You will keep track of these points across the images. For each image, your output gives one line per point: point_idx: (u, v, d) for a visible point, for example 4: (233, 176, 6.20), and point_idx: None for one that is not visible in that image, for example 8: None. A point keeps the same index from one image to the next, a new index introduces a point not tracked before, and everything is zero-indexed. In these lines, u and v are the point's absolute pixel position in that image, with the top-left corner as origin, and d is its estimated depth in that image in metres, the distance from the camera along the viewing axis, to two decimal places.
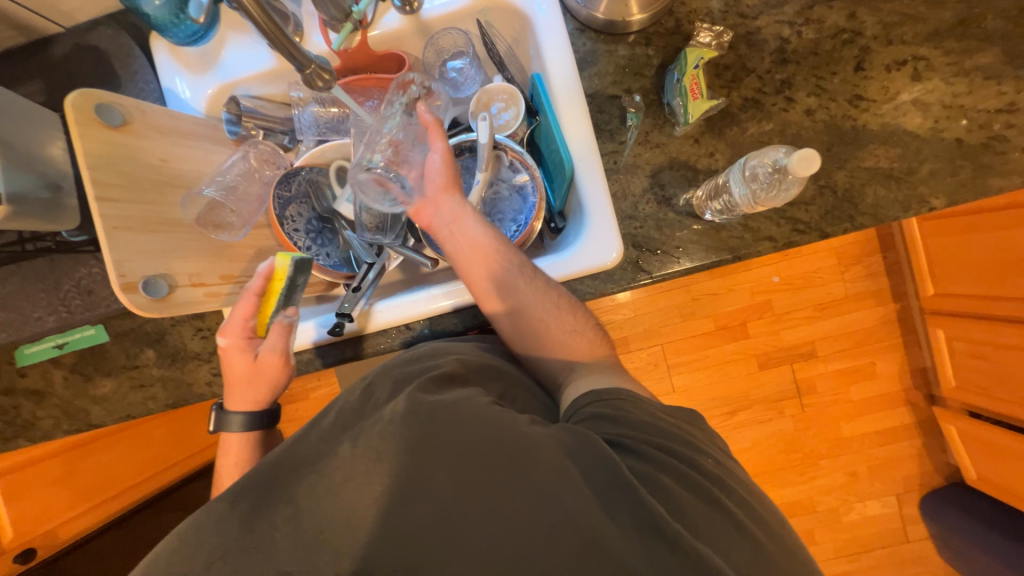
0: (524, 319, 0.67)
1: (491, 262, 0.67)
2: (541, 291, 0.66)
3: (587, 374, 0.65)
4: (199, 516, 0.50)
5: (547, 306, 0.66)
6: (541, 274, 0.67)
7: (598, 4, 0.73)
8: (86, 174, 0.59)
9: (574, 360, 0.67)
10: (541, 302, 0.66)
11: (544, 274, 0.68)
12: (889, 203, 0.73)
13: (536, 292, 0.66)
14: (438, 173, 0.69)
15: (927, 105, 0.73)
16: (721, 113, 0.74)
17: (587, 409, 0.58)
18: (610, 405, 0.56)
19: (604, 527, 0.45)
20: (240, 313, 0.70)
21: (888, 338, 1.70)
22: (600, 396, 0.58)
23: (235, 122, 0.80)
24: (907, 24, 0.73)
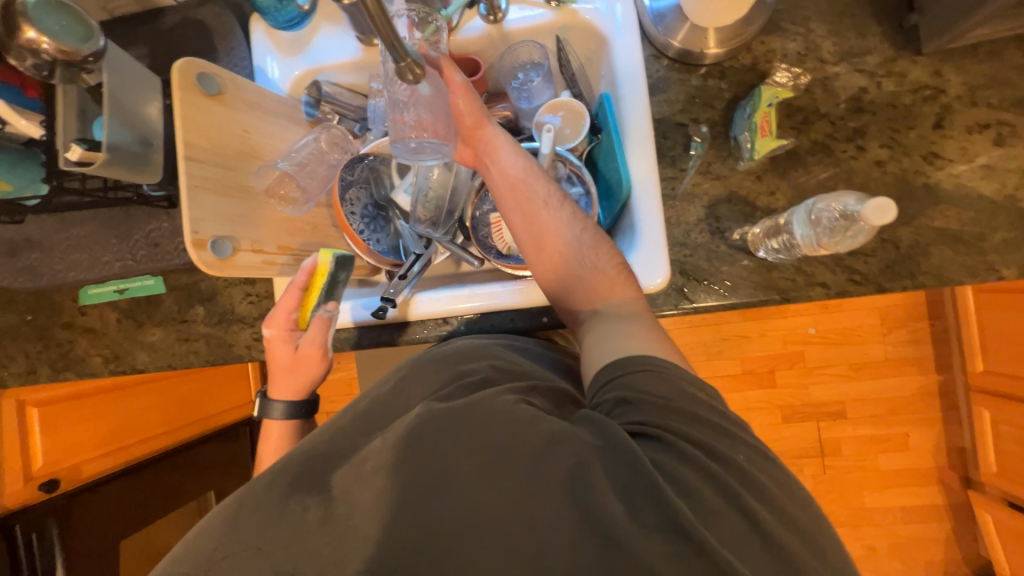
0: (550, 252, 0.67)
1: (517, 191, 0.68)
2: (567, 222, 0.67)
3: (611, 337, 0.59)
4: (239, 495, 0.53)
5: (572, 237, 0.66)
6: (568, 206, 0.68)
7: (677, 32, 0.74)
8: (180, 135, 0.64)
9: (603, 305, 0.64)
10: (560, 231, 0.67)
11: (570, 206, 0.68)
12: (955, 266, 0.71)
13: (562, 222, 0.67)
14: (464, 107, 0.69)
15: (1007, 172, 0.70)
16: (787, 154, 0.74)
17: (608, 392, 0.54)
18: (632, 382, 0.53)
19: (624, 523, 0.43)
20: (284, 306, 0.73)
21: (926, 409, 1.61)
22: (618, 370, 0.55)
23: (314, 105, 0.83)
24: (996, 87, 0.71)
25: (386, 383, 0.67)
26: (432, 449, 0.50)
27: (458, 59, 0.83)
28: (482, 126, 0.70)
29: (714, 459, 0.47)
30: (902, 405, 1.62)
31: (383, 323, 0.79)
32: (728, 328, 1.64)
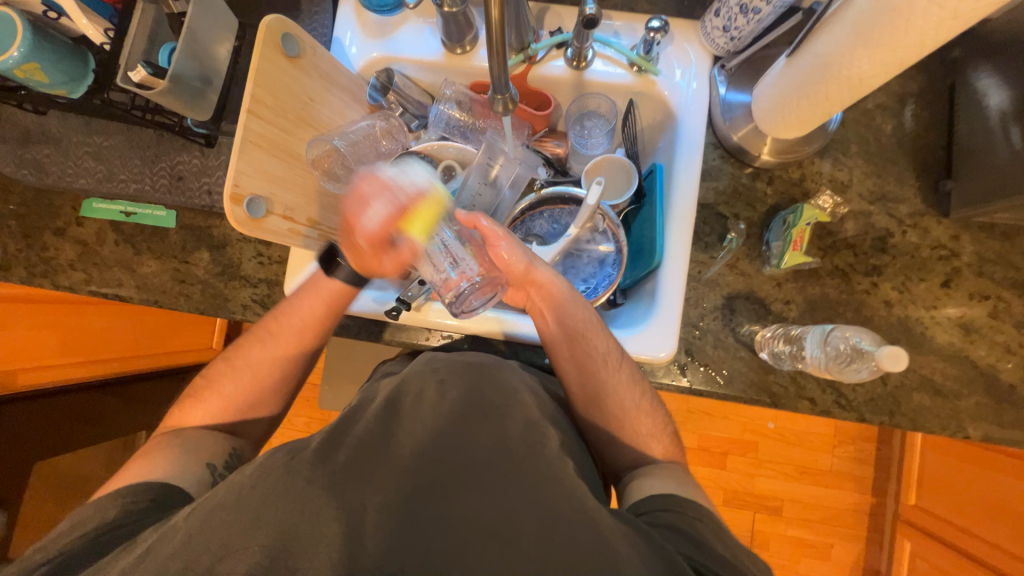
0: (600, 405, 0.70)
1: (575, 344, 0.71)
2: (623, 384, 0.70)
3: (655, 473, 0.64)
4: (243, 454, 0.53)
5: (625, 399, 0.70)
6: (627, 367, 0.70)
7: (739, 129, 0.79)
8: (250, 87, 0.64)
9: (635, 437, 0.69)
10: (622, 393, 0.70)
11: (631, 366, 0.71)
12: (930, 415, 0.75)
13: (618, 384, 0.70)
14: (512, 259, 0.71)
15: (993, 341, 0.76)
16: (810, 270, 0.78)
17: (663, 516, 0.57)
18: (683, 519, 0.56)
19: None
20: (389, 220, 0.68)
21: (854, 526, 1.68)
22: (675, 505, 0.58)
23: (379, 91, 0.82)
24: (1002, 264, 0.78)
25: (420, 381, 0.65)
26: (464, 482, 0.53)
27: (530, 90, 0.85)
28: (531, 273, 0.72)
29: None
30: (835, 517, 1.68)
31: (390, 322, 0.79)
32: (696, 402, 1.69)
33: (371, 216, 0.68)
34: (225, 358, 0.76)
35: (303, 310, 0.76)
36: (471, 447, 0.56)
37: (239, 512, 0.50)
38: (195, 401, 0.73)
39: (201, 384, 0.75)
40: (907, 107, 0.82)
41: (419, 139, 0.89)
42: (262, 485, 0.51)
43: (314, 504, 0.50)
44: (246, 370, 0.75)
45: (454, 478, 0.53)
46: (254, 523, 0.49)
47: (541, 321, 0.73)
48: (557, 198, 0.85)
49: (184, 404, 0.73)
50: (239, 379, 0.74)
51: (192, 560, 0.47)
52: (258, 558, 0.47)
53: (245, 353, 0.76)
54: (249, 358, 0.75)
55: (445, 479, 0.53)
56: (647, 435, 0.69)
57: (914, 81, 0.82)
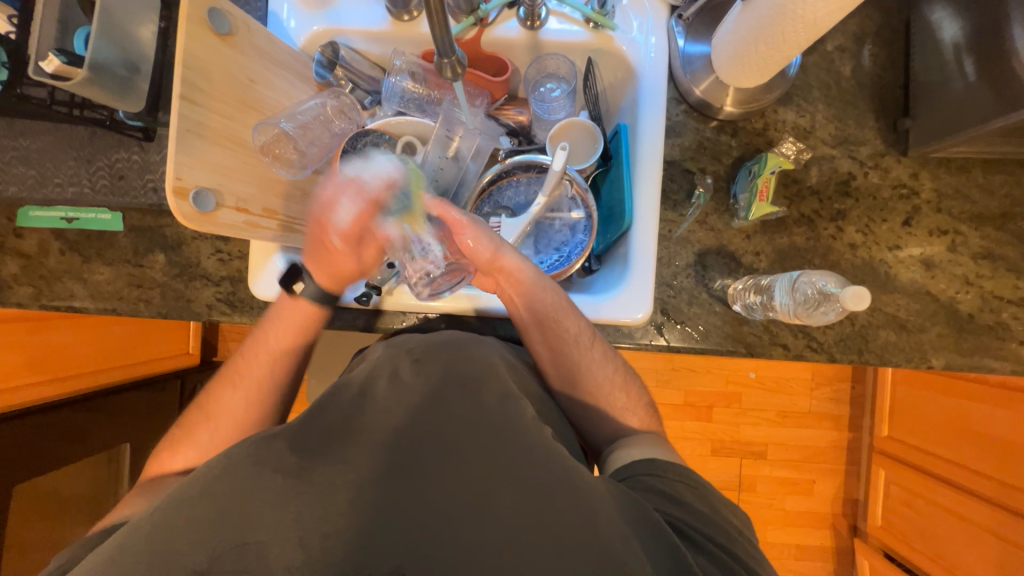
0: (576, 383, 0.72)
1: (546, 329, 0.71)
2: (597, 360, 0.71)
3: (633, 443, 0.65)
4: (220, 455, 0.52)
5: (599, 373, 0.71)
6: (599, 344, 0.72)
7: (700, 82, 0.77)
8: (178, 70, 0.59)
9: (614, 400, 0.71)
10: (596, 370, 0.71)
11: (603, 343, 0.72)
12: (896, 349, 0.78)
13: (591, 361, 0.71)
14: (480, 244, 0.70)
15: (952, 274, 0.79)
16: (777, 220, 0.79)
17: (644, 479, 0.58)
18: (666, 483, 0.57)
19: None
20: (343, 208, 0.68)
21: (834, 462, 1.77)
22: (657, 469, 0.59)
23: (327, 66, 0.79)
24: (959, 199, 0.79)
25: (395, 362, 0.64)
26: (446, 454, 0.53)
27: (484, 56, 0.81)
28: (498, 259, 0.71)
29: (695, 536, 0.52)
30: (816, 455, 1.76)
31: (363, 308, 0.78)
32: (679, 360, 1.73)
33: (344, 215, 0.68)
34: (196, 409, 0.73)
35: (270, 339, 0.75)
36: (453, 425, 0.56)
37: (220, 513, 0.49)
38: (172, 449, 0.70)
39: (181, 427, 0.72)
40: (865, 47, 0.81)
41: (374, 116, 0.85)
42: (241, 480, 0.51)
43: (294, 491, 0.50)
44: (222, 417, 0.72)
45: (438, 454, 0.53)
46: (239, 517, 0.49)
47: (512, 305, 0.73)
48: (521, 167, 0.83)
49: (160, 454, 0.70)
50: (218, 427, 0.71)
51: (177, 560, 0.46)
52: (245, 553, 0.47)
53: (217, 400, 0.73)
54: (221, 403, 0.73)
55: (426, 454, 0.54)
56: (623, 407, 0.71)
57: (871, 20, 0.81)
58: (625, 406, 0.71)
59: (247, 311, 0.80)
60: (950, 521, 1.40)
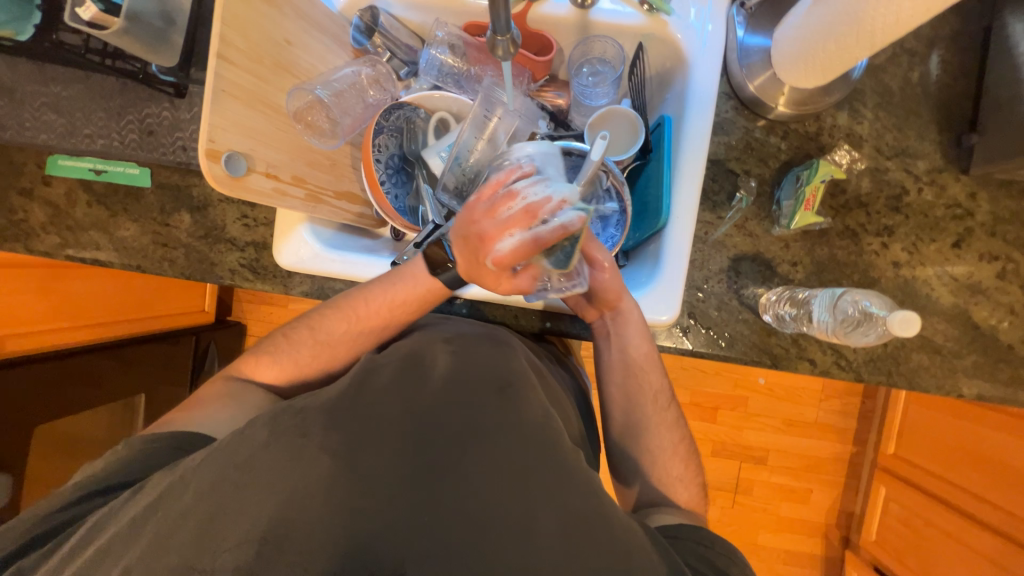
0: (638, 438, 0.73)
1: (629, 377, 0.74)
2: (668, 423, 0.73)
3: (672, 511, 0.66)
4: None
5: (665, 438, 0.72)
6: (673, 409, 0.74)
7: (756, 78, 0.73)
8: (217, 26, 0.56)
9: (664, 465, 0.71)
10: (664, 433, 0.73)
11: (676, 410, 0.75)
12: (927, 375, 0.76)
13: (663, 422, 0.73)
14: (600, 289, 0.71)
15: (997, 303, 0.76)
16: (819, 231, 0.76)
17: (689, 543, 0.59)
18: (708, 551, 0.58)
19: None
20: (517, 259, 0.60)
21: (836, 474, 1.76)
22: (705, 539, 0.59)
23: (364, 33, 0.77)
24: (1016, 224, 0.75)
25: (433, 351, 0.67)
26: (472, 449, 0.54)
27: (529, 33, 0.78)
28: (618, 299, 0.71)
29: None
30: (817, 465, 1.75)
31: None
32: (691, 360, 1.71)
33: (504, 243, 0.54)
34: (305, 325, 0.73)
35: (395, 296, 0.71)
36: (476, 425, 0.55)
37: (236, 483, 0.50)
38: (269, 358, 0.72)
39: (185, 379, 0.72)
40: (936, 52, 0.76)
41: (409, 88, 0.83)
42: (258, 454, 0.52)
43: (309, 469, 0.51)
44: (327, 347, 0.72)
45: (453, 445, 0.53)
46: (253, 489, 0.49)
47: (605, 345, 0.75)
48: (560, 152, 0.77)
49: (257, 359, 0.72)
50: (320, 352, 0.72)
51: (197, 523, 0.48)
52: (257, 525, 0.48)
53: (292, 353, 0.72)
54: (330, 328, 0.72)
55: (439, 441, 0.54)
56: (677, 478, 0.70)
57: (947, 23, 0.75)
58: (674, 473, 0.71)
59: (269, 279, 0.79)
60: (949, 546, 1.39)
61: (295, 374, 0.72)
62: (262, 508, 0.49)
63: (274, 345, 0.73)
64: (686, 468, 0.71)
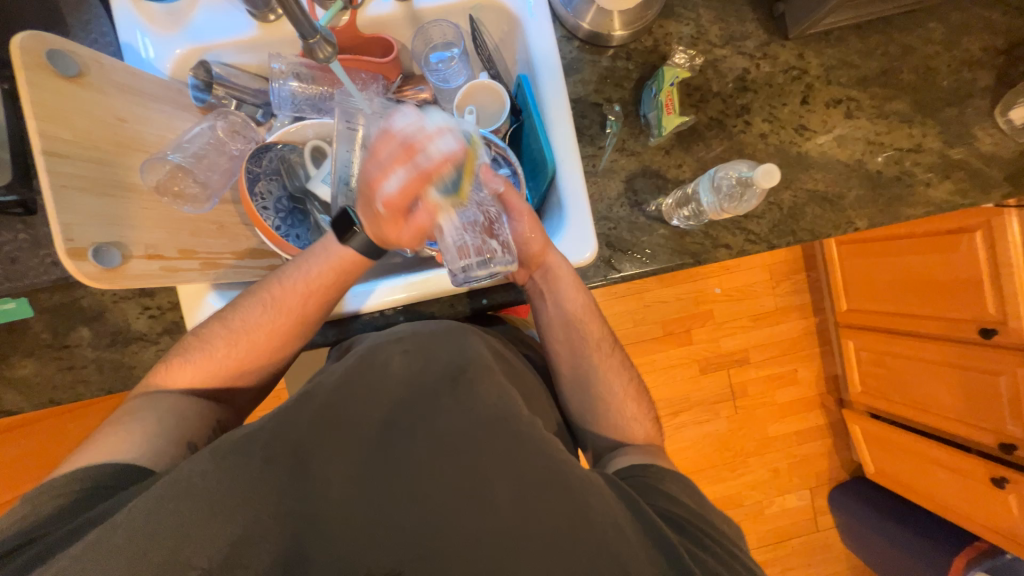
0: (588, 386, 0.76)
1: (569, 329, 0.77)
2: (614, 367, 0.77)
3: (630, 452, 0.71)
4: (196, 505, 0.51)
5: (613, 381, 0.76)
6: (616, 353, 0.78)
7: (585, 15, 0.77)
8: (33, 124, 0.54)
9: (616, 407, 0.75)
10: (611, 379, 0.76)
11: (619, 353, 0.79)
12: (824, 222, 0.83)
13: (609, 367, 0.77)
14: (530, 238, 0.71)
15: (855, 140, 0.84)
16: (689, 130, 0.81)
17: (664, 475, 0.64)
18: (676, 486, 0.63)
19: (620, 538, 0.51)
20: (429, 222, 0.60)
21: (809, 346, 1.88)
22: (673, 476, 0.64)
23: (204, 89, 0.75)
24: (843, 68, 0.84)
25: (383, 350, 0.64)
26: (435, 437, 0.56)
27: (366, 39, 0.79)
28: (545, 253, 0.73)
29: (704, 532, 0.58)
30: (791, 346, 1.87)
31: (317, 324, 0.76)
32: (648, 294, 1.79)
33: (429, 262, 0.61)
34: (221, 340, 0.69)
35: (310, 276, 0.69)
36: (441, 419, 0.57)
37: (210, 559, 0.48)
38: (197, 378, 0.69)
39: None
40: None
41: (271, 128, 0.83)
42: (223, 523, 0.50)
43: None
44: (245, 338, 0.69)
45: None
46: None
47: (542, 301, 0.77)
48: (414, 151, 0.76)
49: (194, 384, 0.69)
50: (242, 341, 0.69)
51: None
52: None
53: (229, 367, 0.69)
54: (246, 317, 0.69)
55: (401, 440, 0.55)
56: (631, 418, 0.75)
57: None
58: (629, 414, 0.75)
59: None
60: (918, 368, 1.53)
61: (223, 372, 0.69)
62: (260, 561, 0.50)
63: (187, 349, 0.69)
64: (638, 406, 0.76)
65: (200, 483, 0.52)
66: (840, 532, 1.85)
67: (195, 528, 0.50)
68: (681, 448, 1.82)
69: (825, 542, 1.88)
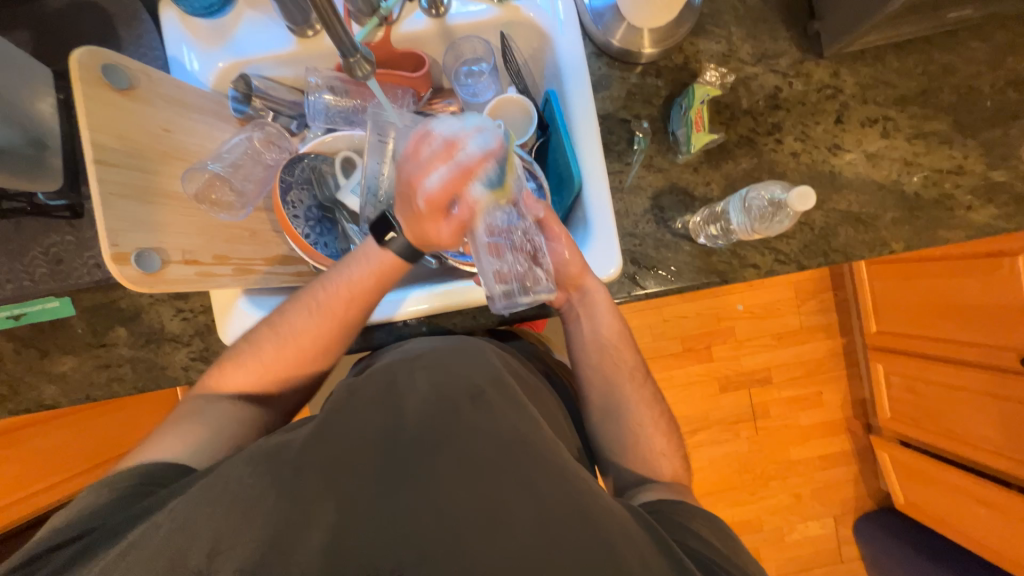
0: (617, 415, 0.76)
1: (604, 355, 0.77)
2: (646, 399, 0.76)
3: (654, 488, 0.69)
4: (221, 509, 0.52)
5: (643, 415, 0.75)
6: (649, 385, 0.78)
7: (615, 32, 0.78)
8: (87, 134, 0.56)
9: (645, 441, 0.74)
10: (642, 410, 0.75)
11: (650, 387, 0.79)
12: (858, 244, 0.81)
13: (641, 399, 0.76)
14: (567, 262, 0.72)
15: (892, 160, 0.82)
16: (718, 147, 0.81)
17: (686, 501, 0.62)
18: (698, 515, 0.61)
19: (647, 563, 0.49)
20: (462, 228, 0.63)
21: (836, 368, 1.82)
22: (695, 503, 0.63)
23: (243, 101, 0.77)
24: (880, 87, 0.82)
25: (407, 369, 0.66)
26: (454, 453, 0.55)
27: (398, 54, 0.81)
28: (583, 276, 0.74)
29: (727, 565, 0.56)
30: (817, 367, 1.81)
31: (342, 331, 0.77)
32: (669, 310, 1.76)
33: (469, 275, 0.63)
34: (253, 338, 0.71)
35: (352, 279, 0.70)
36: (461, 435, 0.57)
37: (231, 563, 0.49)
38: (226, 380, 0.71)
39: None
40: None
41: (305, 138, 0.86)
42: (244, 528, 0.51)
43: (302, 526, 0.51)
44: (281, 363, 0.71)
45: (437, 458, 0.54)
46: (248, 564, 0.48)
47: (577, 325, 0.78)
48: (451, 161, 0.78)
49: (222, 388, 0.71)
50: (283, 358, 0.71)
51: None
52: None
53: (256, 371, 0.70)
54: (294, 326, 0.71)
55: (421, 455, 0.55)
56: (659, 453, 0.73)
57: None
58: (656, 449, 0.74)
59: None
60: (954, 396, 1.46)
61: (254, 382, 0.71)
62: None
63: (223, 361, 0.72)
64: (667, 442, 0.75)
65: (227, 485, 0.53)
66: (866, 564, 1.77)
67: (222, 531, 0.51)
68: (699, 468, 1.78)
69: (850, 574, 1.80)
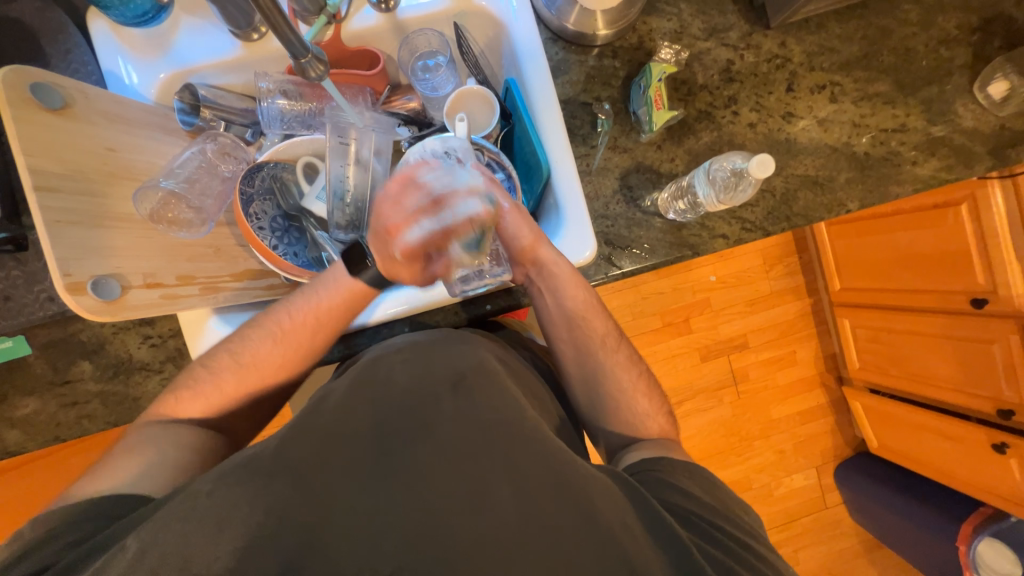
0: (596, 384, 0.77)
1: (573, 327, 0.77)
2: (622, 364, 0.77)
3: (645, 448, 0.71)
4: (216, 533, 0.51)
5: (622, 379, 0.76)
6: (623, 350, 0.78)
7: (568, 16, 0.78)
8: (23, 160, 0.53)
9: (629, 406, 0.76)
10: (619, 376, 0.77)
11: (626, 351, 0.79)
12: (816, 206, 0.85)
13: (617, 365, 0.77)
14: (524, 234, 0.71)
15: (841, 123, 0.85)
16: (679, 123, 0.82)
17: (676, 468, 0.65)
18: (689, 481, 0.63)
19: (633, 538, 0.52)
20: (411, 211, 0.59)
21: (806, 327, 1.90)
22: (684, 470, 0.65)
23: (191, 112, 0.74)
24: (824, 53, 0.85)
25: (385, 362, 0.65)
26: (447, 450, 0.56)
27: (351, 52, 0.79)
28: (537, 249, 0.72)
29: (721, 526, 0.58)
30: (789, 328, 1.89)
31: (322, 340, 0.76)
32: (646, 287, 1.80)
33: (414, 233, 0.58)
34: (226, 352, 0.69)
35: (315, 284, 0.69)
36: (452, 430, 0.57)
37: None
38: (206, 403, 0.68)
39: None
40: None
41: (262, 147, 0.83)
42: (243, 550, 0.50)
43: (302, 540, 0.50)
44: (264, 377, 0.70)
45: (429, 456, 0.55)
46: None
47: (543, 300, 0.77)
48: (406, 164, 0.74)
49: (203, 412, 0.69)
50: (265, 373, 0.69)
51: None
52: None
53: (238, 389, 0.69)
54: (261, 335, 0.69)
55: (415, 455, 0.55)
56: (643, 414, 0.76)
57: None
58: (640, 411, 0.76)
59: None
60: (913, 342, 1.55)
61: (235, 398, 0.69)
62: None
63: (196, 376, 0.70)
64: (650, 402, 0.77)
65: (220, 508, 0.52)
66: (849, 507, 1.87)
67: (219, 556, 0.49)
68: (688, 437, 1.84)
69: (836, 519, 1.91)
